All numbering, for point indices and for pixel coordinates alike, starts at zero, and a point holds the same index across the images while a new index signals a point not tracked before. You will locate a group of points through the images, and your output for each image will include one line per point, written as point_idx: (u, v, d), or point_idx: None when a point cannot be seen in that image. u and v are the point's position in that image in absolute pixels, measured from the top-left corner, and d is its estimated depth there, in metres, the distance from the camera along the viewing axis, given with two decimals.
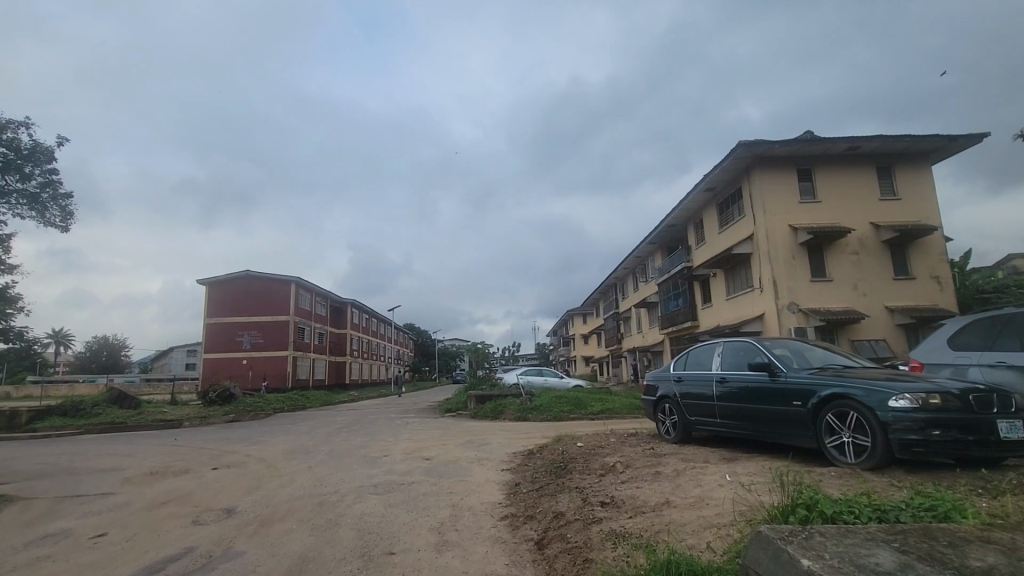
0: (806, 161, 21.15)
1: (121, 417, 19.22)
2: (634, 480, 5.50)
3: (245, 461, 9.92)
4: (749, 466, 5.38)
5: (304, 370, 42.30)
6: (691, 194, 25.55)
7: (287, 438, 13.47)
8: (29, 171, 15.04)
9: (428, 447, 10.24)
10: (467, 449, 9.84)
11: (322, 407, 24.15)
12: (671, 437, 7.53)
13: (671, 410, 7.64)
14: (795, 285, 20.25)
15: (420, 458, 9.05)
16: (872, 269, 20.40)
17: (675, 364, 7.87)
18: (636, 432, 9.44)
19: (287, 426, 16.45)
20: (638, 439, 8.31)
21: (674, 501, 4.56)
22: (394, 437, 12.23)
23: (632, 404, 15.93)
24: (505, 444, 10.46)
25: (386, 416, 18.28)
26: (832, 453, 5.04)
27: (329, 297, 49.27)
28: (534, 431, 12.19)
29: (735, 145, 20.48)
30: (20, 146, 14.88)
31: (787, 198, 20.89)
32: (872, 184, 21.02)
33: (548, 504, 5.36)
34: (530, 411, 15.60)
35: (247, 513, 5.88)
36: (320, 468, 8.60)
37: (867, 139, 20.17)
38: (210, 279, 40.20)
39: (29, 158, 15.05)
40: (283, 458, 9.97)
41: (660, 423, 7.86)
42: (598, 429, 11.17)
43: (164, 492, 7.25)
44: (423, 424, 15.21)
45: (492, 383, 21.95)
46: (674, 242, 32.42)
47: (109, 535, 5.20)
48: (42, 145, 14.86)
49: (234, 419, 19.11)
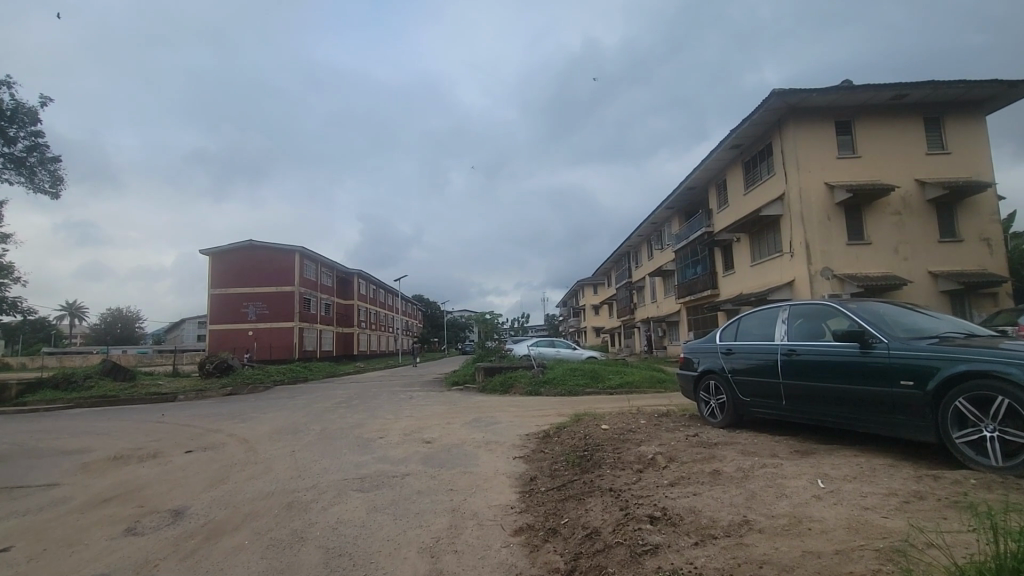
0: (845, 112, 19.26)
1: (114, 390, 18.38)
2: (688, 483, 4.19)
3: (224, 443, 8.82)
4: (844, 467, 4.05)
5: (310, 342, 41.54)
6: (715, 152, 23.73)
7: (280, 414, 12.42)
8: (13, 133, 13.86)
9: (430, 428, 9.06)
10: (474, 431, 8.63)
11: (325, 379, 23.19)
12: (717, 420, 6.22)
13: (717, 388, 6.32)
14: (830, 249, 18.66)
15: (420, 441, 7.85)
16: (915, 231, 18.70)
17: (722, 333, 6.52)
18: (667, 411, 8.15)
19: (284, 400, 15.46)
20: (673, 421, 7.00)
21: (756, 522, 3.22)
22: (393, 414, 11.10)
23: (652, 377, 14.68)
24: (516, 424, 9.24)
25: (390, 389, 17.25)
26: (965, 453, 3.74)
27: (335, 267, 48.12)
28: (548, 408, 10.98)
29: (767, 94, 18.60)
30: (1, 106, 13.78)
31: (823, 153, 19.11)
32: (919, 136, 19.12)
33: (576, 515, 4.08)
34: (542, 385, 14.39)
35: (195, 518, 4.71)
36: (304, 453, 7.47)
37: (916, 86, 18.20)
38: (213, 248, 39.12)
39: (12, 120, 13.84)
40: (266, 439, 8.84)
41: (702, 404, 6.54)
42: (620, 406, 9.93)
43: (115, 484, 6.14)
44: (428, 399, 14.11)
45: (501, 355, 20.78)
46: (693, 205, 30.67)
47: (9, 555, 4.03)
48: (25, 104, 13.65)
49: (231, 392, 18.18)
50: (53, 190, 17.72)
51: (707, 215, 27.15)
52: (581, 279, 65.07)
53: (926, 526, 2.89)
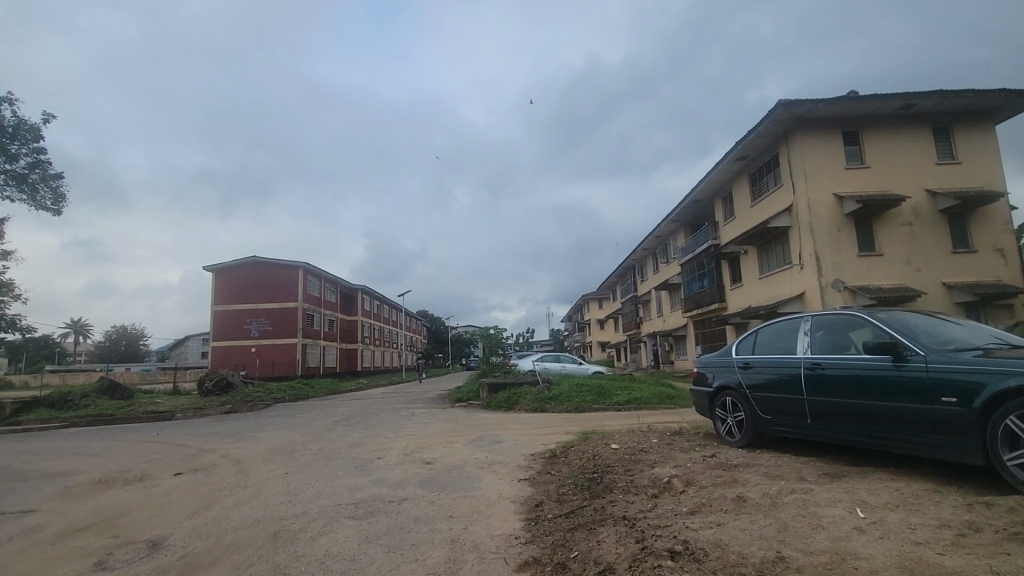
0: (852, 123, 19.04)
1: (111, 408, 18.06)
2: (711, 511, 3.79)
3: (216, 464, 8.47)
4: (883, 493, 3.66)
5: (313, 358, 41.25)
6: (720, 164, 23.52)
7: (278, 433, 12.05)
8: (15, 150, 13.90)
9: (431, 447, 8.66)
10: (477, 450, 8.24)
11: (326, 397, 22.80)
12: (735, 439, 5.83)
13: (734, 405, 5.94)
14: (840, 260, 18.29)
15: (420, 462, 7.46)
16: (928, 242, 18.31)
17: (739, 347, 6.15)
18: (680, 429, 7.75)
19: (283, 418, 15.10)
20: (687, 440, 6.61)
21: (792, 559, 2.83)
22: (394, 433, 10.70)
23: (661, 393, 14.26)
24: (521, 443, 8.84)
25: (392, 406, 16.85)
26: (1019, 478, 3.37)
27: (338, 283, 47.97)
28: (554, 426, 10.58)
29: (773, 105, 18.42)
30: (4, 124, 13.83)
31: (831, 164, 18.84)
32: (929, 145, 18.85)
33: (587, 547, 3.69)
34: (548, 402, 13.98)
35: (172, 550, 4.36)
36: (298, 475, 7.11)
37: (924, 96, 17.98)
38: (216, 265, 39.09)
39: (14, 137, 13.87)
40: (259, 460, 8.48)
41: (718, 423, 6.15)
42: (630, 424, 9.54)
43: (94, 511, 5.78)
44: (430, 416, 13.72)
45: (505, 370, 20.39)
46: (699, 218, 30.40)
47: None
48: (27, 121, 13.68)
49: (230, 410, 17.85)
50: (55, 206, 17.74)
51: (713, 228, 26.86)
52: (585, 294, 64.66)
53: (994, 567, 2.50)
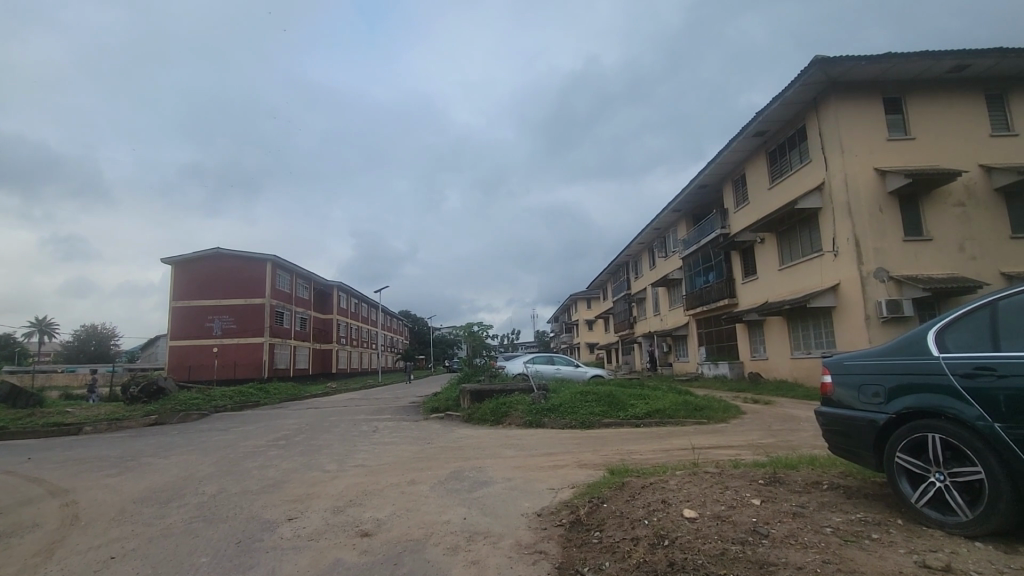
0: (894, 88, 16.45)
1: (4, 420, 14.56)
2: None
3: (34, 527, 5.32)
4: None
5: (282, 359, 37.83)
6: (734, 141, 20.86)
7: (184, 459, 8.87)
8: None
9: (377, 497, 5.57)
10: (450, 505, 5.19)
11: (281, 405, 19.41)
12: (957, 518, 2.93)
13: (948, 450, 3.04)
14: (884, 246, 15.66)
15: (352, 534, 4.41)
16: (983, 227, 15.78)
17: (944, 339, 3.27)
18: (775, 474, 4.81)
19: (211, 435, 11.87)
20: (827, 506, 3.65)
21: None
22: (339, 464, 7.61)
23: (687, 404, 11.35)
24: (519, 487, 5.81)
25: (351, 419, 13.67)
26: None
27: (312, 279, 44.42)
28: (561, 454, 7.58)
29: (807, 64, 15.63)
30: None
31: (871, 134, 16.26)
32: (981, 116, 16.35)
33: None
34: (546, 415, 11.02)
35: None
36: (130, 562, 4.03)
37: (982, 54, 15.39)
38: (177, 257, 35.36)
39: None
40: (103, 520, 5.35)
41: (901, 482, 3.22)
42: (674, 456, 6.60)
43: None
44: (397, 434, 10.61)
45: (491, 374, 17.38)
46: (703, 206, 27.81)
47: None
48: None
49: (155, 423, 14.52)
50: None
51: (722, 216, 24.24)
52: (574, 293, 61.94)
53: None
